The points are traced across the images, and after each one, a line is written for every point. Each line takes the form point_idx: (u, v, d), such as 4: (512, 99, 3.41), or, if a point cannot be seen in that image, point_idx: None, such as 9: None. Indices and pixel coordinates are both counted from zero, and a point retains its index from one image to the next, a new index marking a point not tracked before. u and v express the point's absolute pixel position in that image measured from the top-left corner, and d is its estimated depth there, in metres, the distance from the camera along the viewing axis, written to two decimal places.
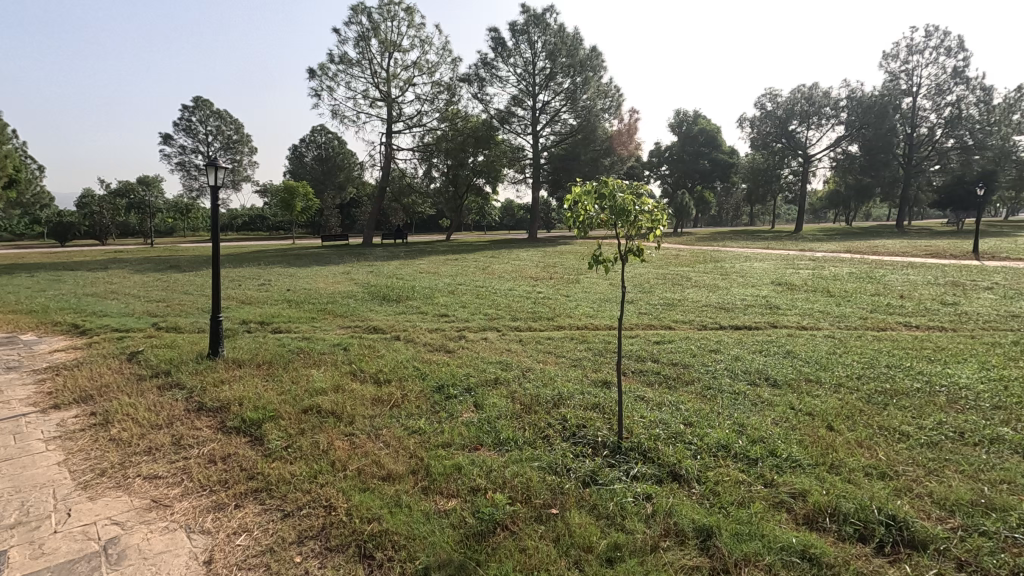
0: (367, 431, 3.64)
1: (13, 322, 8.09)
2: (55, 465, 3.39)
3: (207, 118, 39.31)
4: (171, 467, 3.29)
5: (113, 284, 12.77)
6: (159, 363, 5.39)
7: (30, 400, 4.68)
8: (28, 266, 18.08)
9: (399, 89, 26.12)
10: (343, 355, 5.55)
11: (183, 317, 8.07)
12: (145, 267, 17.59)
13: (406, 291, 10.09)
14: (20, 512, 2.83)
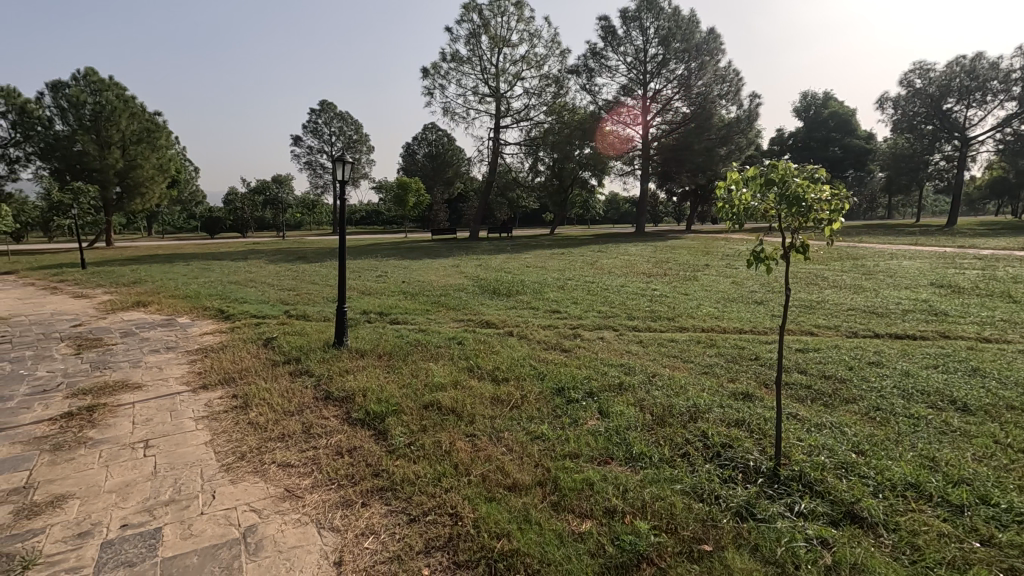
0: (488, 433, 3.48)
1: (172, 306, 9.06)
2: (203, 444, 3.60)
3: (332, 120, 42.32)
4: (302, 456, 3.35)
5: (252, 273, 14.04)
6: (291, 350, 5.69)
7: (184, 378, 5.12)
8: (185, 256, 20.50)
9: (507, 84, 26.35)
10: (459, 350, 5.50)
11: (311, 305, 8.56)
12: (279, 257, 19.24)
13: (515, 286, 10.00)
14: (173, 490, 3.00)
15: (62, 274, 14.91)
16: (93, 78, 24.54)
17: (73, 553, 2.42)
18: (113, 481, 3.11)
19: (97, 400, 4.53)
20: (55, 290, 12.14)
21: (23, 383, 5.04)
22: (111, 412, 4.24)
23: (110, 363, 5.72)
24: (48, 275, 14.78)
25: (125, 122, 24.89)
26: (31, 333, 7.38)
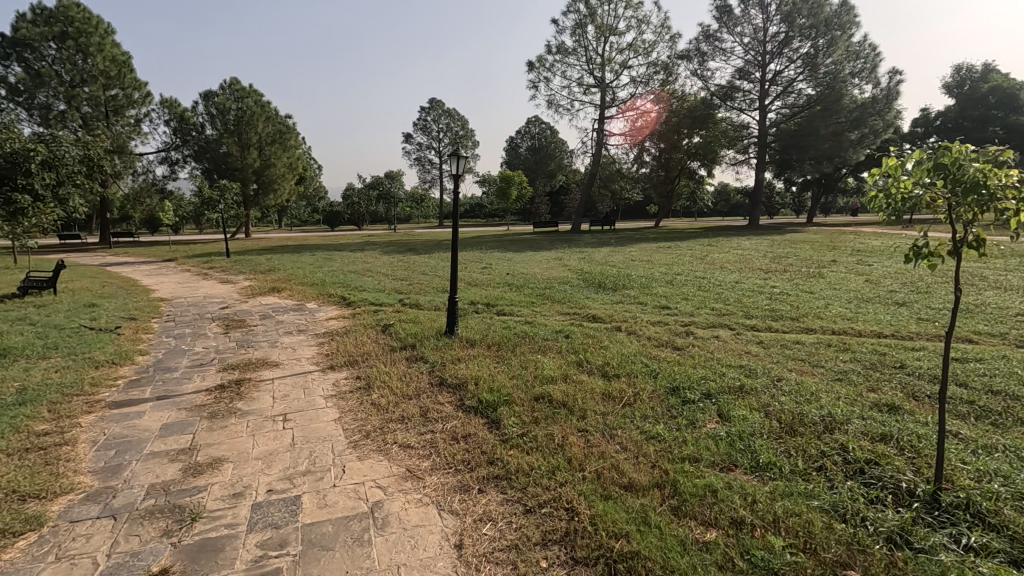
0: (601, 429, 3.42)
1: (301, 292, 9.92)
2: (333, 421, 3.89)
3: (439, 117, 43.96)
4: (421, 439, 3.49)
5: (369, 263, 15.00)
6: (407, 337, 5.99)
7: (314, 359, 5.58)
8: (311, 247, 22.37)
9: (613, 74, 25.80)
10: (567, 343, 5.46)
11: (423, 295, 8.97)
12: (391, 249, 20.36)
13: (621, 279, 9.76)
14: (309, 462, 3.27)
15: (211, 262, 16.89)
16: (236, 87, 27.43)
17: (230, 511, 2.71)
18: (260, 449, 3.46)
19: (243, 374, 5.06)
20: (206, 276, 13.76)
21: (184, 356, 5.77)
22: (255, 387, 4.72)
23: (252, 342, 6.37)
24: (200, 263, 16.81)
25: (261, 125, 27.58)
26: (189, 313, 8.43)
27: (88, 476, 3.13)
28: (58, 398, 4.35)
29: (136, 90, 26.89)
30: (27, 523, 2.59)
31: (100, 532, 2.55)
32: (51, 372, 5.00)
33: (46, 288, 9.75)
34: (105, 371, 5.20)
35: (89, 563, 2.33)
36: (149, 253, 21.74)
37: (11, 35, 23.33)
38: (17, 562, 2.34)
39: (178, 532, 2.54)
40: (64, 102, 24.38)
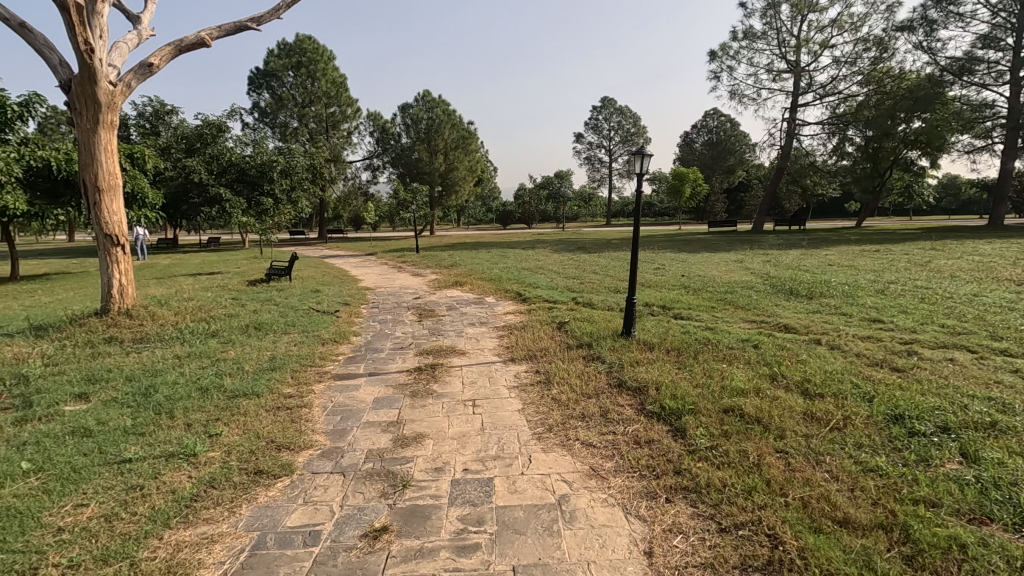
0: (804, 453, 3.07)
1: (481, 287, 10.62)
2: (517, 411, 4.08)
3: (611, 116, 43.58)
4: (603, 439, 3.50)
5: (541, 260, 15.47)
6: (583, 335, 6.04)
7: (496, 350, 5.93)
8: (487, 244, 23.86)
9: (810, 56, 23.10)
10: (756, 354, 5.02)
11: (596, 294, 8.99)
12: (560, 247, 20.77)
13: (818, 286, 8.70)
14: (498, 447, 3.48)
15: (404, 256, 18.92)
16: (428, 98, 30.31)
17: (434, 483, 3.00)
18: (455, 430, 3.77)
19: (436, 359, 5.58)
20: (401, 269, 15.45)
21: (388, 340, 6.55)
22: (447, 372, 5.17)
23: (442, 330, 6.99)
24: (394, 257, 18.92)
25: (447, 132, 30.08)
26: (389, 301, 9.55)
27: (323, 436, 3.72)
28: (298, 367, 5.25)
29: (349, 106, 31.10)
30: (283, 468, 3.17)
31: (334, 485, 3.01)
32: (291, 345, 6.05)
33: (283, 275, 11.82)
34: (328, 347, 6.13)
35: (327, 509, 2.76)
36: (355, 248, 25.07)
37: (263, 69, 28.84)
38: (277, 499, 2.87)
39: (393, 496, 2.88)
40: (297, 120, 29.36)
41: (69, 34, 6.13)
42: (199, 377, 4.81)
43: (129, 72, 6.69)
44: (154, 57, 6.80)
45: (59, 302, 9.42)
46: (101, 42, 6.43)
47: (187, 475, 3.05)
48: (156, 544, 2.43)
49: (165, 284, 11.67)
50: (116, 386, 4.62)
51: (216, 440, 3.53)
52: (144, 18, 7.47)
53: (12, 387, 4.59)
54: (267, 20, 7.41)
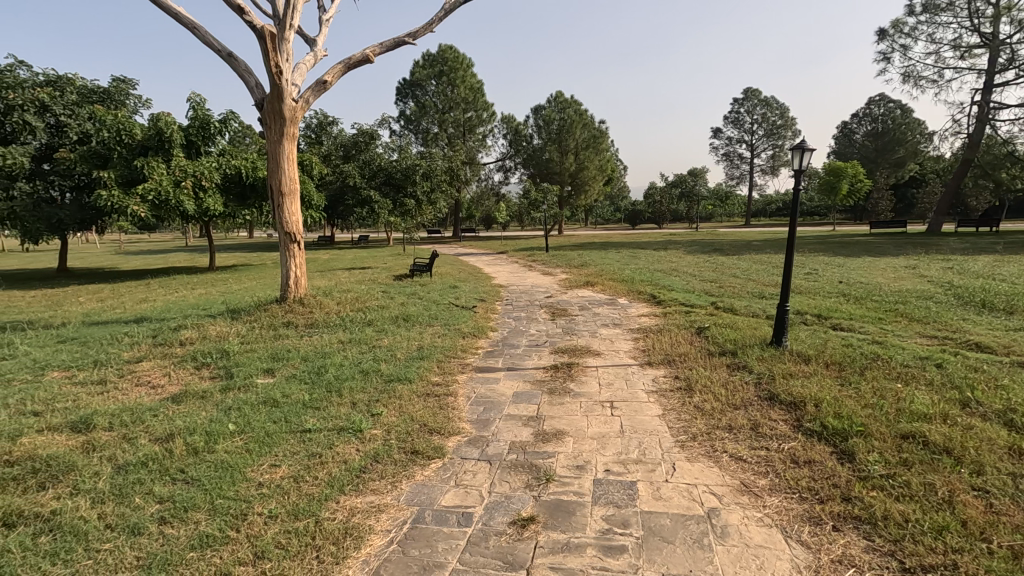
0: (1012, 495, 2.61)
1: (613, 287, 10.48)
2: (657, 416, 3.98)
3: (755, 107, 40.51)
4: (754, 453, 3.28)
5: (674, 262, 14.87)
6: (726, 342, 5.70)
7: (632, 352, 5.83)
8: (616, 245, 23.47)
9: (1013, 26, 19.49)
10: (940, 375, 4.36)
11: (738, 300, 8.44)
12: (695, 249, 19.80)
13: (1020, 299, 7.33)
14: (640, 451, 3.42)
15: (533, 256, 19.31)
16: (561, 99, 30.57)
17: (577, 481, 3.03)
18: (594, 430, 3.77)
19: (572, 358, 5.63)
20: (532, 267, 15.78)
21: (524, 336, 6.74)
22: (583, 371, 5.19)
23: (575, 330, 7.03)
24: (524, 256, 19.40)
25: (579, 132, 30.08)
26: (522, 299, 9.82)
27: (469, 424, 3.94)
28: (443, 358, 5.62)
29: (485, 111, 32.41)
30: (435, 451, 3.41)
31: (482, 471, 3.18)
32: (436, 336, 6.49)
33: (425, 271, 12.69)
34: (468, 341, 6.46)
35: (477, 494, 2.92)
36: (488, 246, 26.07)
37: (410, 79, 31.22)
38: (431, 479, 3.09)
39: (537, 488, 2.97)
40: (437, 126, 31.30)
41: (265, 59, 7.14)
42: (360, 361, 5.34)
43: (308, 89, 7.62)
44: (328, 75, 7.67)
45: (246, 290, 11.03)
46: (288, 65, 7.39)
47: (356, 449, 3.40)
48: (334, 507, 2.75)
49: (326, 277, 13.12)
50: (294, 364, 5.31)
51: (377, 419, 3.90)
52: (319, 40, 8.45)
53: (218, 360, 5.49)
54: (422, 34, 8.02)
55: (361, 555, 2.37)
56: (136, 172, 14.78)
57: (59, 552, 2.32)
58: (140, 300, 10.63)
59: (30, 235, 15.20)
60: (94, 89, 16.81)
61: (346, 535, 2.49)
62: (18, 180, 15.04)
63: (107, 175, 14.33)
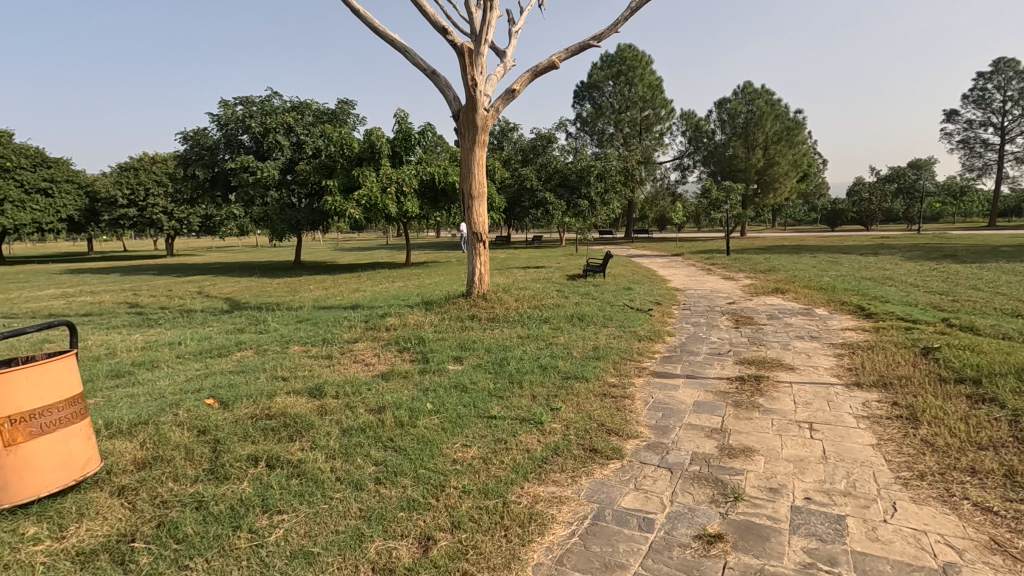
0: None
1: (810, 296, 9.37)
2: (870, 446, 3.46)
3: (1009, 81, 32.81)
4: (1010, 507, 2.67)
5: (889, 269, 12.75)
6: (965, 368, 4.71)
7: (834, 370, 5.15)
8: (812, 248, 20.88)
9: None
10: None
11: (981, 317, 6.95)
12: (916, 254, 16.79)
13: None
14: (848, 483, 3.01)
15: (713, 258, 18.16)
16: (749, 90, 28.31)
17: (770, 505, 2.78)
18: (788, 451, 3.42)
19: (760, 371, 5.18)
20: (711, 271, 14.85)
21: (703, 343, 6.38)
22: (774, 387, 4.72)
23: (764, 341, 6.43)
24: (702, 259, 18.37)
25: (769, 124, 27.48)
26: (702, 304, 9.28)
27: (647, 429, 3.85)
28: (619, 359, 5.58)
29: (664, 108, 31.32)
30: (614, 451, 3.40)
31: (662, 478, 3.08)
32: (611, 337, 6.47)
33: (598, 271, 12.69)
34: (644, 344, 6.32)
35: (658, 501, 2.84)
36: (663, 248, 25.14)
37: (588, 81, 31.54)
38: (610, 478, 3.10)
39: (724, 505, 2.79)
40: (613, 126, 31.11)
41: (463, 73, 7.81)
42: (539, 357, 5.55)
43: (499, 98, 8.13)
44: (516, 83, 8.09)
45: (436, 284, 12.18)
46: (482, 77, 7.97)
47: (537, 440, 3.55)
48: (520, 492, 2.90)
49: (504, 274, 13.91)
50: (479, 354, 5.73)
51: (556, 413, 4.03)
52: (508, 50, 8.97)
53: (416, 345, 6.16)
54: (606, 35, 8.04)
55: (544, 542, 2.47)
56: (353, 180, 17.21)
57: (306, 493, 2.82)
58: (353, 290, 12.41)
59: (277, 233, 18.67)
60: (325, 111, 19.96)
61: (531, 520, 2.61)
62: (270, 188, 18.56)
63: (331, 183, 16.95)
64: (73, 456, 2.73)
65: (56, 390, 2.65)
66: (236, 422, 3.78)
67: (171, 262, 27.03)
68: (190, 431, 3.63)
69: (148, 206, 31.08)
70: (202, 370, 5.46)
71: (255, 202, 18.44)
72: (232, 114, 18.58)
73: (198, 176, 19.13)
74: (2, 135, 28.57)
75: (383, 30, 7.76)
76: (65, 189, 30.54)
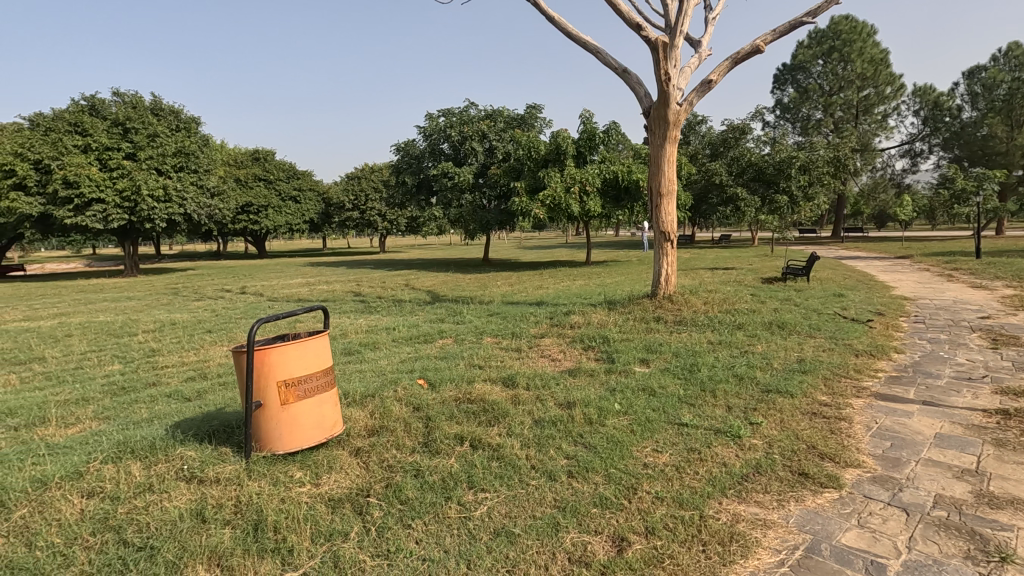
0: None
1: None
2: None
3: None
4: None
5: None
6: None
7: None
8: None
9: None
10: None
11: None
12: None
13: None
14: None
15: (956, 262, 15.02)
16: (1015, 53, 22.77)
17: None
18: None
19: None
20: (954, 278, 12.25)
21: (946, 365, 5.30)
22: None
23: None
24: (939, 262, 15.31)
25: None
26: (941, 317, 7.71)
27: (871, 458, 3.33)
28: (832, 375, 4.92)
29: (889, 85, 26.73)
30: (830, 479, 3.00)
31: (895, 519, 2.65)
32: (820, 350, 5.73)
33: (800, 275, 11.37)
34: (864, 360, 5.47)
35: (890, 544, 2.44)
36: (883, 248, 21.52)
37: (792, 63, 28.57)
38: (825, 509, 2.75)
39: (985, 565, 2.28)
40: (822, 111, 27.55)
41: (656, 68, 7.60)
42: (733, 365, 5.17)
43: (693, 90, 7.74)
44: (713, 73, 7.63)
45: (618, 284, 12.09)
46: (676, 70, 7.67)
47: (735, 454, 3.31)
48: (717, 506, 2.73)
49: (689, 275, 13.24)
50: (666, 358, 5.55)
51: (756, 428, 3.71)
52: (703, 40, 8.49)
53: (601, 345, 6.19)
54: (825, 9, 7.13)
55: (748, 566, 2.29)
56: (539, 181, 17.93)
57: (504, 476, 3.02)
58: (537, 287, 12.93)
59: (469, 233, 20.34)
60: (515, 116, 21.11)
61: (732, 539, 2.45)
62: (466, 191, 20.26)
63: (519, 185, 17.87)
64: (325, 417, 3.30)
65: (316, 362, 3.23)
66: (443, 403, 4.22)
67: (384, 257, 31.19)
68: (407, 406, 4.14)
69: (368, 210, 36.37)
70: (412, 354, 6.19)
71: (453, 204, 20.33)
72: (436, 125, 20.71)
73: (407, 183, 21.77)
74: (269, 154, 35.92)
75: (576, 33, 7.92)
76: (309, 196, 37.20)
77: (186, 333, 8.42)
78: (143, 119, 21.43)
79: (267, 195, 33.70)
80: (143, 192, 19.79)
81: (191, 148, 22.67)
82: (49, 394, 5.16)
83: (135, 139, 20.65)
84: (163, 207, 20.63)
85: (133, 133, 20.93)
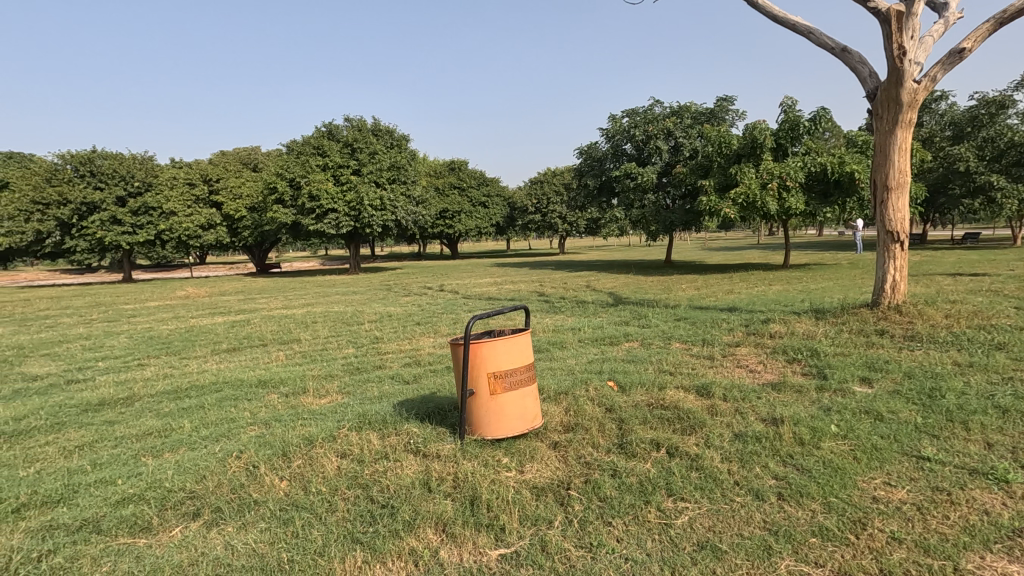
0: None
1: None
2: None
3: None
4: None
5: None
6: None
7: None
8: None
9: None
10: None
11: None
12: None
13: None
14: None
15: None
16: None
17: None
18: None
19: None
20: None
21: None
22: None
23: None
24: None
25: None
26: None
27: None
28: None
29: None
30: None
31: None
32: None
33: None
34: None
35: None
36: None
37: None
38: None
39: None
40: None
41: (887, 43, 6.58)
42: (992, 393, 4.23)
43: (937, 64, 6.52)
44: (966, 40, 6.34)
45: (828, 290, 10.69)
46: (913, 42, 6.54)
47: (1002, 503, 2.72)
48: (978, 561, 2.28)
49: (923, 282, 11.14)
50: (895, 378, 4.77)
51: None
52: (952, 1, 7.09)
53: (810, 358, 5.57)
54: None
55: None
56: (730, 177, 16.72)
57: (705, 488, 2.91)
58: (728, 291, 12.12)
59: (652, 233, 19.83)
60: (703, 111, 19.99)
61: None
62: (649, 191, 19.81)
63: (707, 183, 16.89)
64: (528, 411, 3.53)
65: (520, 358, 3.47)
66: (634, 406, 4.21)
67: (565, 259, 31.98)
68: (599, 406, 4.23)
69: (549, 212, 37.59)
70: (599, 355, 6.28)
71: (636, 205, 20.04)
72: (619, 127, 20.61)
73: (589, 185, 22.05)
74: (463, 164, 39.31)
75: (784, 16, 7.24)
76: (497, 201, 39.78)
77: (400, 324, 9.69)
78: (366, 140, 25.12)
79: (461, 202, 36.92)
80: (365, 202, 23.18)
81: (402, 162, 25.89)
82: (306, 369, 6.40)
83: (360, 157, 24.33)
84: (379, 215, 23.90)
85: (359, 153, 24.66)
